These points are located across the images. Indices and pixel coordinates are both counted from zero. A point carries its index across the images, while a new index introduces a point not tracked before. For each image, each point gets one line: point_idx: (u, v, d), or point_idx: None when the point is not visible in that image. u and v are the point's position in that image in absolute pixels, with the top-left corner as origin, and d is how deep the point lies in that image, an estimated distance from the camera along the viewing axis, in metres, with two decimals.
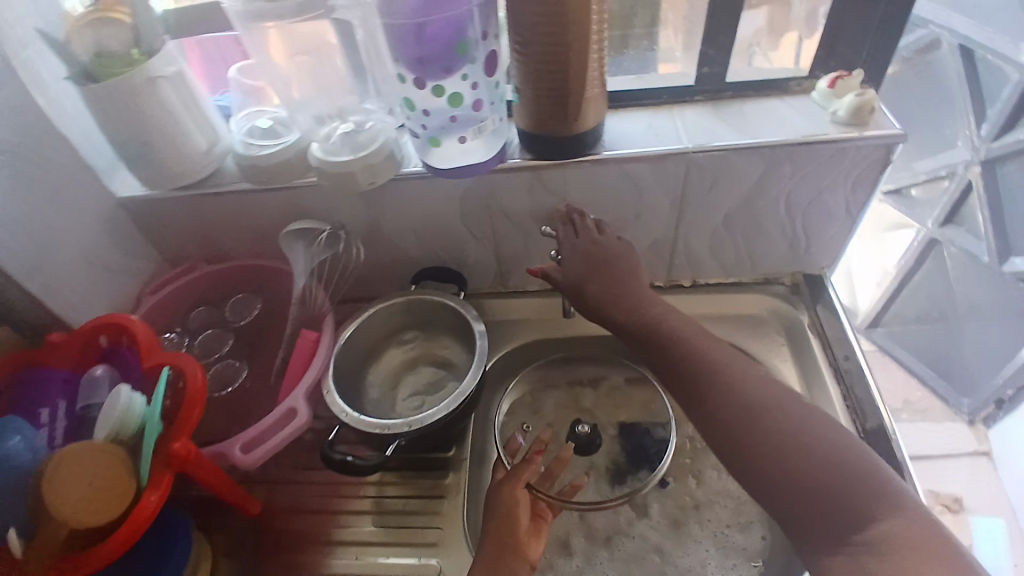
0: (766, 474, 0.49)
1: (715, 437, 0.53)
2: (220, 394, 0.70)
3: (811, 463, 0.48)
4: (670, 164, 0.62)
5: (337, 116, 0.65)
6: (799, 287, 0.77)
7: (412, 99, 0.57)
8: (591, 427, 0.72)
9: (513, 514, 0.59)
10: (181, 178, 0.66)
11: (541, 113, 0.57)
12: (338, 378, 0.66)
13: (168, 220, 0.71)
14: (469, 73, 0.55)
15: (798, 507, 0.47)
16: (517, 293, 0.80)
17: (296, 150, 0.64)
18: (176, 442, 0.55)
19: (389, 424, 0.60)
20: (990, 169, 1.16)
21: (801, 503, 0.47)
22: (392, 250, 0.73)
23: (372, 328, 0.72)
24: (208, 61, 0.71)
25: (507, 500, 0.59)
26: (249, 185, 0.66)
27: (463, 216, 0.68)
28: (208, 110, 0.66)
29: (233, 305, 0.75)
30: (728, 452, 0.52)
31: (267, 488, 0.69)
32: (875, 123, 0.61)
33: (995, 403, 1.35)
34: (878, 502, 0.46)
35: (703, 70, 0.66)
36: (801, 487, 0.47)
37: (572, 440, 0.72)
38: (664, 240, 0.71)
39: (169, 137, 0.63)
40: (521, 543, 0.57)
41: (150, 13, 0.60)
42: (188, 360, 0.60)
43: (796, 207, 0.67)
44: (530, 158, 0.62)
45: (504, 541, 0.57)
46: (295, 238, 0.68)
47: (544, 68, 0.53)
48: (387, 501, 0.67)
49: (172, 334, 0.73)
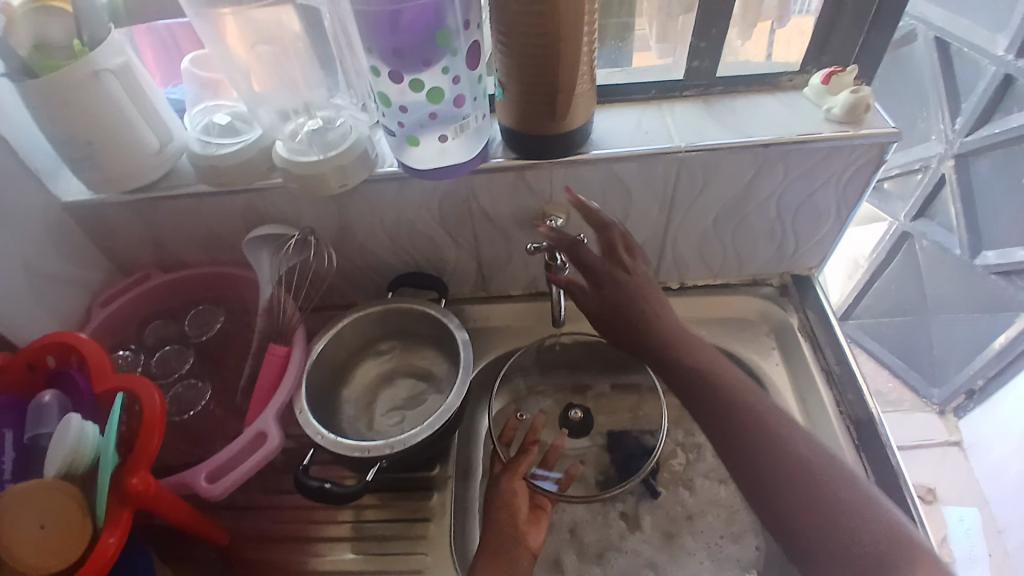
0: (800, 522, 0.45)
1: (733, 464, 0.50)
2: (181, 419, 0.64)
3: (846, 494, 0.46)
4: (660, 164, 0.59)
5: (302, 112, 0.60)
6: (787, 288, 0.75)
7: (387, 94, 0.51)
8: (583, 411, 0.71)
9: (512, 505, 0.60)
10: (132, 179, 0.60)
11: (528, 111, 0.53)
12: (310, 396, 0.62)
13: (119, 225, 0.65)
14: (451, 66, 0.50)
15: (827, 548, 0.44)
16: (501, 298, 0.76)
17: (256, 149, 0.59)
18: (133, 477, 0.49)
19: (369, 446, 0.56)
20: (963, 164, 1.17)
21: (836, 551, 0.44)
22: (366, 256, 0.69)
23: (348, 337, 0.67)
24: (160, 51, 0.66)
25: (506, 492, 0.60)
26: (209, 187, 0.61)
27: (442, 219, 0.64)
28: (161, 105, 0.61)
29: (192, 318, 0.69)
30: (755, 494, 0.48)
31: (235, 515, 0.64)
32: (869, 121, 0.59)
33: (965, 394, 1.38)
34: (910, 554, 0.42)
35: (693, 64, 0.63)
36: (836, 534, 0.44)
37: (565, 429, 0.70)
38: (653, 242, 0.68)
39: (119, 137, 0.57)
40: (521, 532, 0.58)
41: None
42: (143, 382, 0.53)
43: (788, 208, 0.65)
44: (514, 157, 0.58)
45: (505, 532, 0.57)
46: (260, 244, 0.62)
47: (532, 60, 0.49)
48: (367, 525, 0.63)
49: (127, 351, 0.67)
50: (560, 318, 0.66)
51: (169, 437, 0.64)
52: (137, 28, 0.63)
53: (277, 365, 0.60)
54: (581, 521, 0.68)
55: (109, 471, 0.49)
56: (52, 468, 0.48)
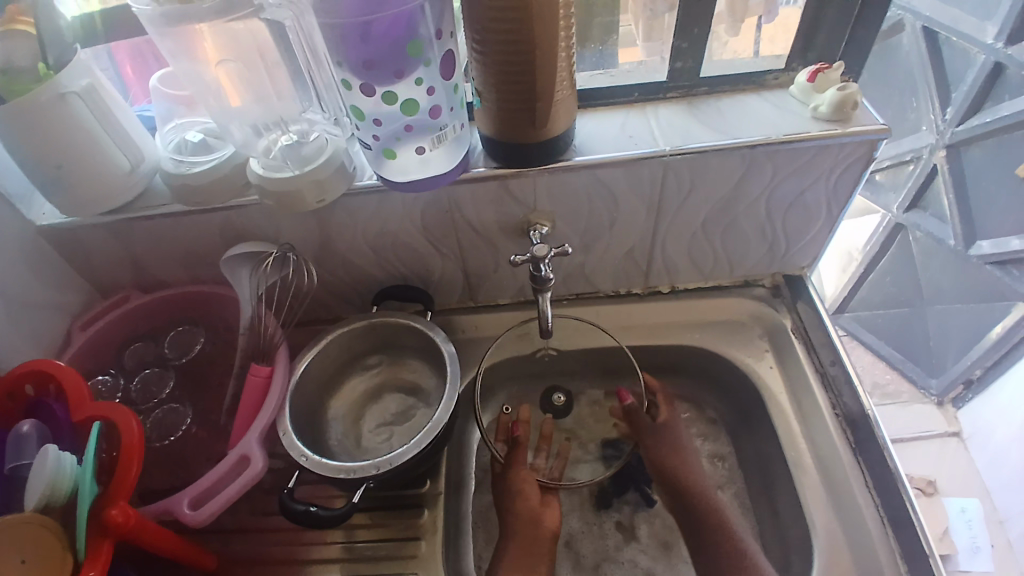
0: None
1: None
2: (162, 445, 0.63)
3: None
4: (646, 168, 0.58)
5: (277, 127, 0.58)
6: (779, 288, 0.74)
7: (360, 107, 0.50)
8: (567, 397, 0.73)
9: (524, 492, 0.63)
10: (105, 201, 0.58)
11: (506, 120, 0.52)
12: (296, 415, 0.61)
13: (96, 247, 0.64)
14: (424, 76, 0.49)
15: None
16: (489, 307, 0.74)
17: (233, 165, 0.58)
18: (112, 507, 0.48)
19: (355, 467, 0.54)
20: (955, 154, 1.16)
21: None
22: (349, 269, 0.67)
23: (334, 354, 0.66)
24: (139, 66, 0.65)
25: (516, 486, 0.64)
26: (182, 207, 0.59)
27: (425, 230, 0.63)
28: (131, 124, 0.59)
29: (173, 340, 0.68)
30: None
31: (222, 540, 0.63)
32: (857, 119, 0.58)
33: (964, 384, 1.36)
34: None
35: (676, 65, 0.62)
36: None
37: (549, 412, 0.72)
38: (641, 247, 0.67)
39: (91, 160, 0.55)
40: (539, 514, 0.62)
41: (58, 17, 0.52)
42: (121, 409, 0.52)
43: (777, 209, 0.64)
44: (496, 166, 0.56)
45: (530, 534, 0.61)
46: (240, 262, 0.61)
47: (508, 68, 0.48)
48: (358, 546, 0.61)
49: (106, 376, 0.66)
50: (549, 329, 0.66)
51: (152, 462, 0.62)
52: (116, 43, 0.61)
53: (259, 386, 0.59)
54: (576, 533, 0.67)
55: (88, 500, 0.48)
56: (28, 502, 0.47)
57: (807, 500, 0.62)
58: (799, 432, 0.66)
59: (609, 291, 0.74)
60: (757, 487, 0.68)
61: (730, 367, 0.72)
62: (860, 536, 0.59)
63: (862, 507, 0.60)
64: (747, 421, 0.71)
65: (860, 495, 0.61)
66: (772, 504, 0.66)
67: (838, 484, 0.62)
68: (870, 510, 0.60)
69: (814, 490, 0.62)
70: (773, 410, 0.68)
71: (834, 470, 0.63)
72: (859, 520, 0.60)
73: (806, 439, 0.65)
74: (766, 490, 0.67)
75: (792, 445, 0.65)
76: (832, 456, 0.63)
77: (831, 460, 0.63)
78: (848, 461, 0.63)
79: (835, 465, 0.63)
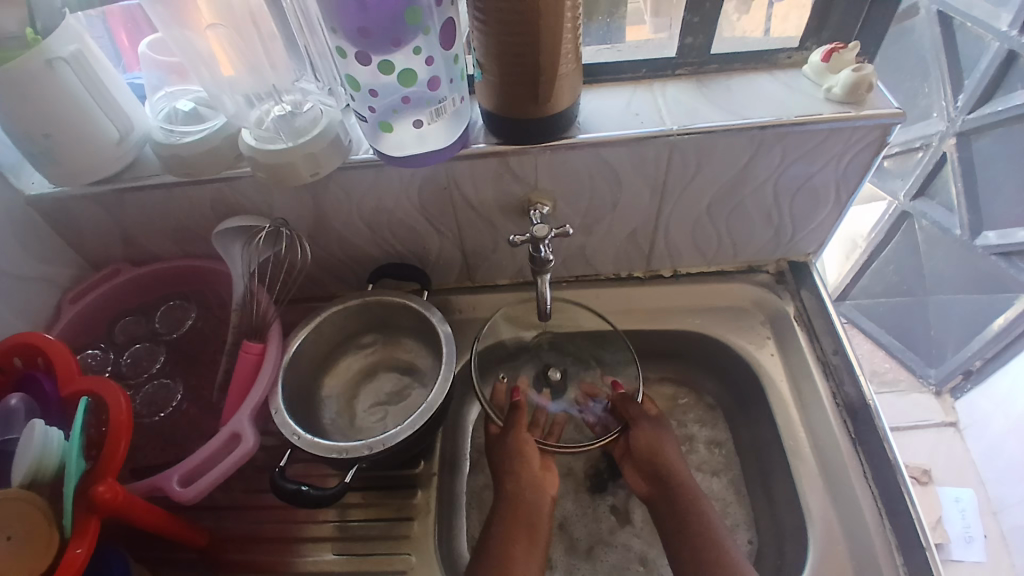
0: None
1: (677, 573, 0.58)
2: (152, 420, 0.62)
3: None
4: (651, 148, 0.56)
5: (271, 96, 0.56)
6: (783, 274, 0.73)
7: (355, 77, 0.48)
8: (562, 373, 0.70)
9: (525, 456, 0.63)
10: (90, 172, 0.56)
11: (507, 94, 0.50)
12: (289, 394, 0.60)
13: (86, 219, 0.62)
14: (423, 45, 0.47)
15: None
16: (487, 287, 0.73)
17: (223, 135, 0.56)
18: (100, 484, 0.47)
19: (347, 447, 0.53)
20: (964, 143, 1.14)
21: None
22: (345, 246, 0.66)
23: (328, 332, 0.65)
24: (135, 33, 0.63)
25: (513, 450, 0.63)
26: (174, 178, 0.57)
27: (423, 207, 0.61)
28: (119, 92, 0.57)
29: (163, 315, 0.66)
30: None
31: (214, 516, 0.62)
32: (871, 101, 0.56)
33: (963, 376, 1.36)
34: None
35: (686, 41, 0.60)
36: None
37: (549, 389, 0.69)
38: (644, 230, 0.66)
39: (79, 129, 0.53)
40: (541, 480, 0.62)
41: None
42: (109, 385, 0.51)
43: (785, 192, 0.62)
44: (497, 142, 0.55)
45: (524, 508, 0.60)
46: (231, 237, 0.60)
47: (509, 39, 0.46)
48: (351, 525, 0.61)
49: (97, 349, 0.65)
50: (547, 311, 0.65)
51: (144, 439, 0.62)
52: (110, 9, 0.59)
53: (252, 364, 0.58)
54: (570, 515, 0.67)
55: (75, 477, 0.47)
56: (15, 476, 0.46)
57: (804, 490, 0.61)
58: (798, 420, 0.65)
59: (609, 273, 0.72)
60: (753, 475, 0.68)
61: (730, 353, 0.71)
62: (856, 526, 0.59)
63: (860, 498, 0.60)
64: (745, 406, 0.71)
65: (858, 486, 0.60)
66: (768, 492, 0.66)
67: (835, 473, 0.61)
68: (867, 501, 0.59)
69: (811, 479, 0.62)
70: (772, 398, 0.67)
71: (832, 460, 0.62)
72: (856, 510, 0.59)
73: (805, 427, 0.65)
74: (762, 478, 0.67)
75: (791, 433, 0.65)
76: (831, 447, 0.63)
77: (829, 450, 0.63)
78: (846, 451, 0.62)
79: (833, 455, 0.62)
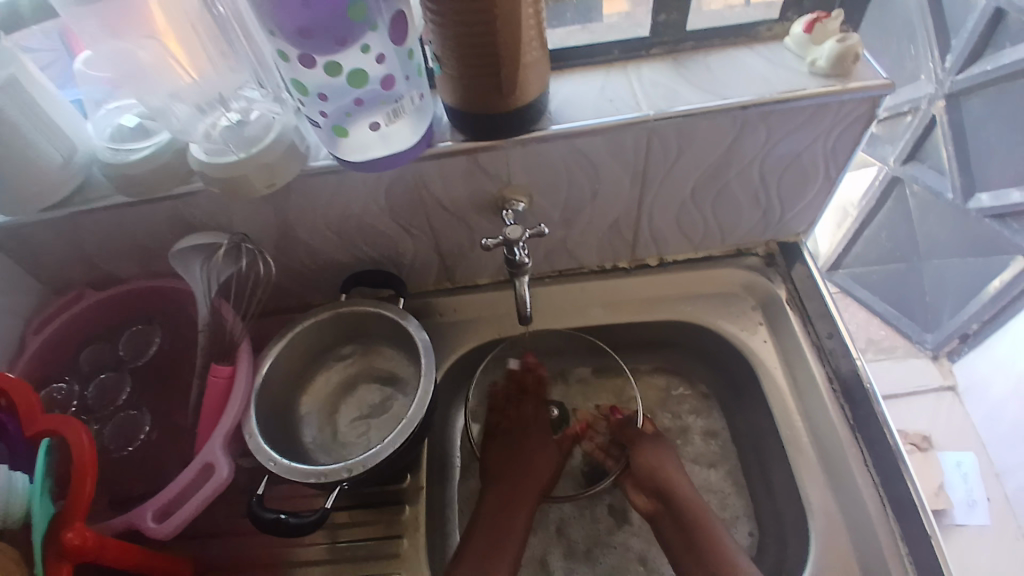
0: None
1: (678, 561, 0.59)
2: (121, 454, 0.60)
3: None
4: (628, 135, 0.53)
5: (216, 107, 0.52)
6: (773, 256, 0.70)
7: (301, 80, 0.44)
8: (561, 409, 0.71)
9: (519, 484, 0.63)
10: (36, 199, 0.53)
11: (468, 88, 0.46)
12: (264, 417, 0.57)
13: (42, 247, 0.58)
14: (373, 43, 0.43)
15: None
16: (468, 288, 0.70)
17: (171, 152, 0.53)
18: (67, 531, 0.44)
19: (326, 471, 0.51)
20: (954, 105, 1.10)
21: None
22: (315, 255, 0.63)
23: (302, 347, 0.62)
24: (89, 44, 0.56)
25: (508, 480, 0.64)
26: (126, 198, 0.54)
27: (393, 211, 0.58)
28: (57, 110, 0.53)
29: (128, 340, 0.63)
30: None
31: (199, 543, 0.60)
32: (857, 73, 0.52)
33: (959, 338, 1.34)
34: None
35: (659, 18, 0.56)
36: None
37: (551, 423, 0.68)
38: (626, 219, 0.63)
39: (16, 152, 0.50)
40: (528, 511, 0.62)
41: None
42: (71, 422, 0.47)
43: (771, 171, 0.59)
44: (464, 140, 0.51)
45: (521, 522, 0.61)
46: (189, 255, 0.57)
47: (467, 29, 0.42)
48: (341, 546, 0.59)
49: (62, 382, 0.61)
50: (527, 314, 0.61)
51: (118, 472, 0.60)
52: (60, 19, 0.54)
53: (221, 388, 0.55)
54: (568, 518, 0.66)
55: (43, 523, 0.44)
56: None
57: (803, 481, 0.60)
58: (794, 407, 0.63)
59: (593, 266, 0.69)
60: (751, 466, 0.66)
61: (722, 341, 0.68)
62: (859, 516, 0.57)
63: (861, 487, 0.58)
64: (740, 396, 0.69)
65: (859, 475, 0.58)
66: (766, 484, 0.64)
67: (835, 461, 0.60)
68: (870, 491, 0.57)
69: (811, 471, 0.60)
70: (766, 385, 0.65)
71: (832, 450, 0.60)
72: (857, 500, 0.57)
73: (802, 414, 0.63)
74: (760, 468, 0.65)
75: (788, 423, 0.63)
76: (830, 434, 0.61)
77: (827, 437, 0.61)
78: (846, 440, 0.60)
79: (833, 443, 0.60)
